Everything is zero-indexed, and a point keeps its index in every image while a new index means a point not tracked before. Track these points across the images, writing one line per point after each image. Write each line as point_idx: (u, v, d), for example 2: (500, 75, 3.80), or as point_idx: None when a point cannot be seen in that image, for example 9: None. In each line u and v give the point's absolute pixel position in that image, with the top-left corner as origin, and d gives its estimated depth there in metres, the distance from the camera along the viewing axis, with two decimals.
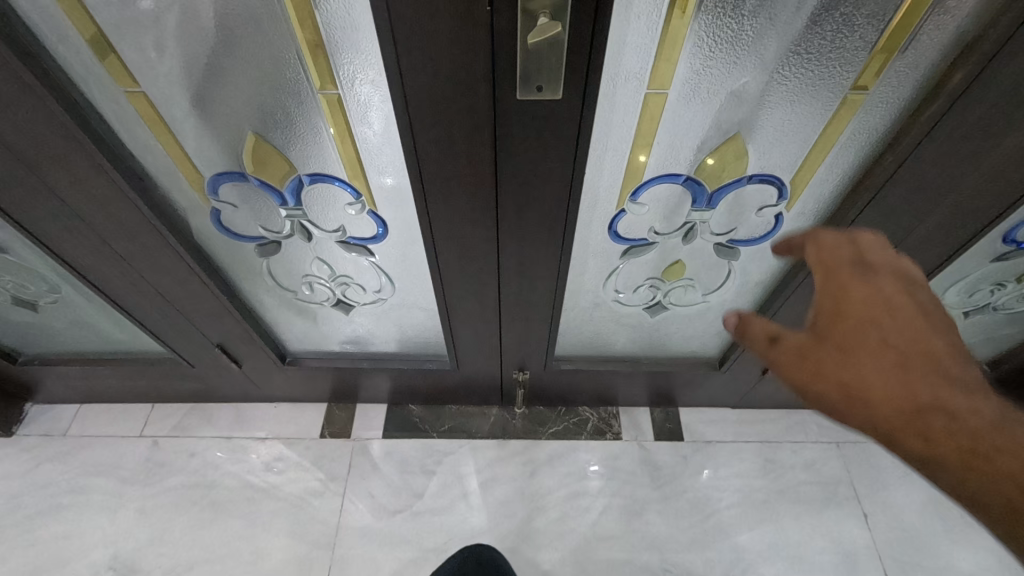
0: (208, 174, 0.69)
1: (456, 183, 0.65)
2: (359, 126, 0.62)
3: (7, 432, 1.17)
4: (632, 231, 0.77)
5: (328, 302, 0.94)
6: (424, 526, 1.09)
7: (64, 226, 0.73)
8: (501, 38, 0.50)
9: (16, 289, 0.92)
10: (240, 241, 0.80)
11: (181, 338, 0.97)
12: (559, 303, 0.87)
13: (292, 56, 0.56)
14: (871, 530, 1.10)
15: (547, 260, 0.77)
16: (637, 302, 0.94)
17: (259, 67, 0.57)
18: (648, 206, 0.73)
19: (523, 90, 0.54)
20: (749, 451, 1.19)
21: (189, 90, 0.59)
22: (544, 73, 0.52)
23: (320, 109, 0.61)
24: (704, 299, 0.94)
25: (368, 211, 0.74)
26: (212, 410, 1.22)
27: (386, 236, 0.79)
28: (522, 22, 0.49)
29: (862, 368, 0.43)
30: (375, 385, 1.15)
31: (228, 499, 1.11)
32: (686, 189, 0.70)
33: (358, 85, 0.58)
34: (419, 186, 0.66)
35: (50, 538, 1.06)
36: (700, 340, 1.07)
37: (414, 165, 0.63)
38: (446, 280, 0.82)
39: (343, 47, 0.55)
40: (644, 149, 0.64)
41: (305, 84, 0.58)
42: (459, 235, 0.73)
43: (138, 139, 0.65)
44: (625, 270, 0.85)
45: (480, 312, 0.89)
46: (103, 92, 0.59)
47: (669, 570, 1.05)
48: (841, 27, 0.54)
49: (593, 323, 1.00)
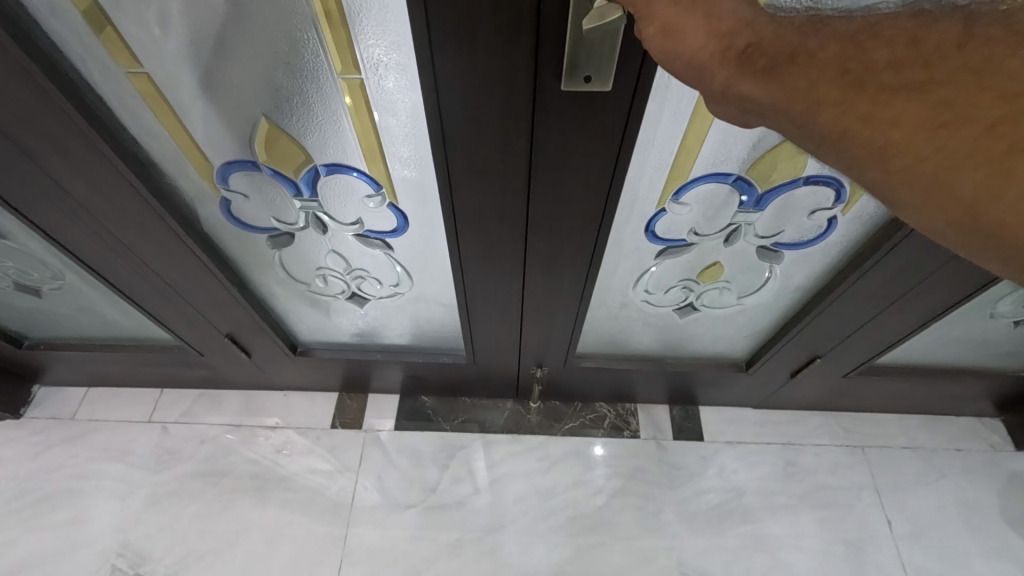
0: (218, 162, 0.64)
1: (487, 176, 0.60)
2: (383, 114, 0.57)
3: (14, 415, 1.15)
4: (670, 231, 0.72)
5: (342, 295, 0.91)
6: (436, 519, 1.07)
7: (63, 213, 0.68)
8: (549, 24, 0.45)
9: (18, 274, 0.88)
10: (252, 232, 0.76)
11: (190, 326, 0.94)
12: (585, 302, 0.83)
13: (310, 35, 0.50)
14: (895, 537, 1.07)
15: (578, 258, 0.73)
16: (668, 303, 0.90)
17: (273, 47, 0.52)
18: (691, 206, 0.68)
19: (569, 81, 0.48)
20: (770, 453, 1.16)
21: (197, 71, 0.54)
22: (596, 63, 0.47)
23: (341, 95, 0.56)
24: (737, 301, 0.89)
25: (389, 204, 0.69)
26: (221, 396, 1.20)
27: (406, 230, 0.74)
28: (576, 5, 0.43)
29: None
30: (388, 377, 1.12)
31: (238, 487, 1.10)
32: (733, 189, 0.65)
33: (383, 69, 0.53)
34: (446, 179, 0.61)
35: (60, 522, 1.05)
36: (728, 342, 1.03)
37: (442, 158, 0.58)
38: (467, 277, 0.78)
39: (368, 26, 0.49)
40: (695, 145, 0.59)
41: (325, 68, 0.53)
42: (486, 231, 0.69)
43: (143, 123, 0.60)
44: (657, 271, 0.81)
45: (502, 309, 0.85)
46: (104, 74, 0.54)
47: (686, 572, 1.03)
48: None
49: (619, 322, 0.96)
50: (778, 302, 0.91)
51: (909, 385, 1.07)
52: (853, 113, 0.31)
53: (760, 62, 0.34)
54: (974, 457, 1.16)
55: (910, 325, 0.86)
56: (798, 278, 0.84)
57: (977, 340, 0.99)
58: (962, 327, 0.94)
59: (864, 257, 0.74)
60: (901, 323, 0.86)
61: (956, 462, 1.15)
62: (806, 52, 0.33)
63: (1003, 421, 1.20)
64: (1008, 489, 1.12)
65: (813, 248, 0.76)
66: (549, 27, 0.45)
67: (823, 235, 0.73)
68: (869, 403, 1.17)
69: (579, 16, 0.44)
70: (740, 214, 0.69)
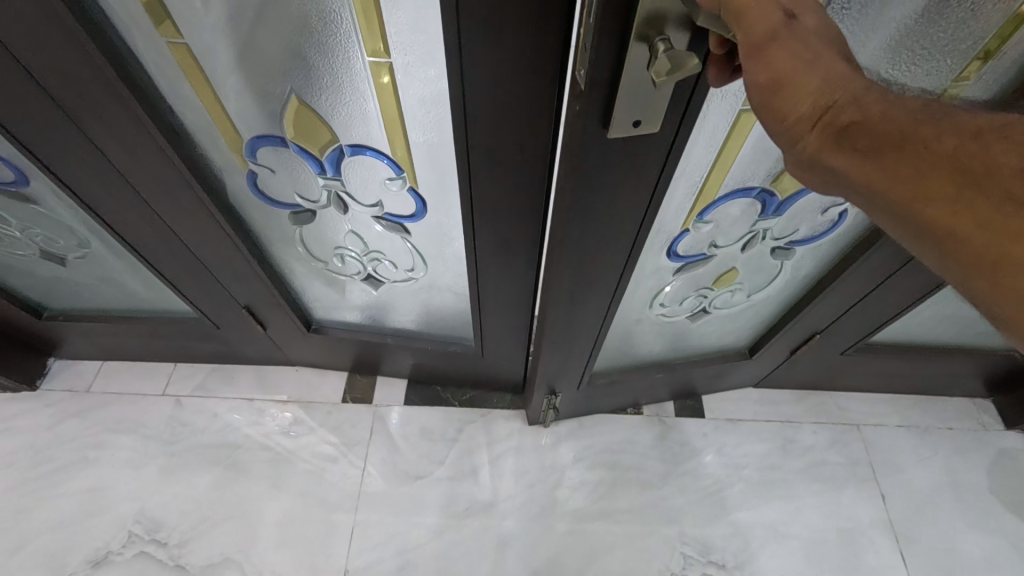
0: (247, 136, 0.66)
1: (504, 165, 0.61)
2: (407, 97, 0.59)
3: (30, 386, 1.17)
4: (690, 250, 0.80)
5: (358, 276, 0.92)
6: (445, 490, 1.10)
7: (98, 176, 0.71)
8: (598, 59, 0.43)
9: (44, 243, 0.90)
10: (276, 208, 0.78)
11: (209, 297, 0.96)
12: (610, 314, 0.83)
13: (343, 13, 0.52)
14: (889, 511, 1.11)
15: (610, 272, 0.72)
16: (682, 312, 0.96)
17: (308, 25, 0.53)
18: (715, 224, 0.76)
19: (616, 127, 0.48)
20: (769, 430, 1.19)
21: (235, 43, 0.56)
22: (644, 107, 0.47)
23: (369, 77, 0.57)
24: (748, 298, 0.95)
25: (409, 189, 0.71)
26: (234, 370, 1.23)
27: (424, 216, 0.75)
28: (633, 50, 0.42)
29: (811, 60, 0.34)
30: (398, 362, 1.15)
31: (251, 460, 1.12)
32: (756, 200, 0.73)
33: (409, 51, 0.54)
34: (465, 167, 0.62)
35: (77, 490, 1.08)
36: (734, 333, 1.07)
37: (462, 146, 0.59)
38: (483, 269, 0.79)
39: (399, 10, 0.51)
40: (730, 156, 0.65)
41: (355, 47, 0.55)
42: (500, 220, 0.70)
43: (180, 95, 0.62)
44: (673, 287, 0.89)
45: (514, 301, 0.87)
46: (146, 41, 0.56)
47: (687, 543, 1.06)
48: (965, 17, 0.54)
49: (635, 333, 1.00)
50: (784, 289, 0.94)
51: (904, 363, 1.11)
52: (972, 220, 0.32)
53: (867, 143, 0.34)
54: (966, 436, 1.19)
55: (907, 300, 0.89)
56: (803, 264, 0.88)
57: (973, 318, 1.02)
58: (954, 305, 0.98)
59: (866, 244, 0.79)
60: (898, 299, 0.89)
61: (947, 440, 1.19)
62: (921, 144, 0.33)
63: (994, 402, 1.23)
64: (996, 465, 1.16)
65: (820, 236, 0.81)
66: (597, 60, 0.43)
67: (834, 228, 0.80)
68: (864, 383, 1.20)
69: (637, 62, 0.43)
70: (761, 222, 0.78)
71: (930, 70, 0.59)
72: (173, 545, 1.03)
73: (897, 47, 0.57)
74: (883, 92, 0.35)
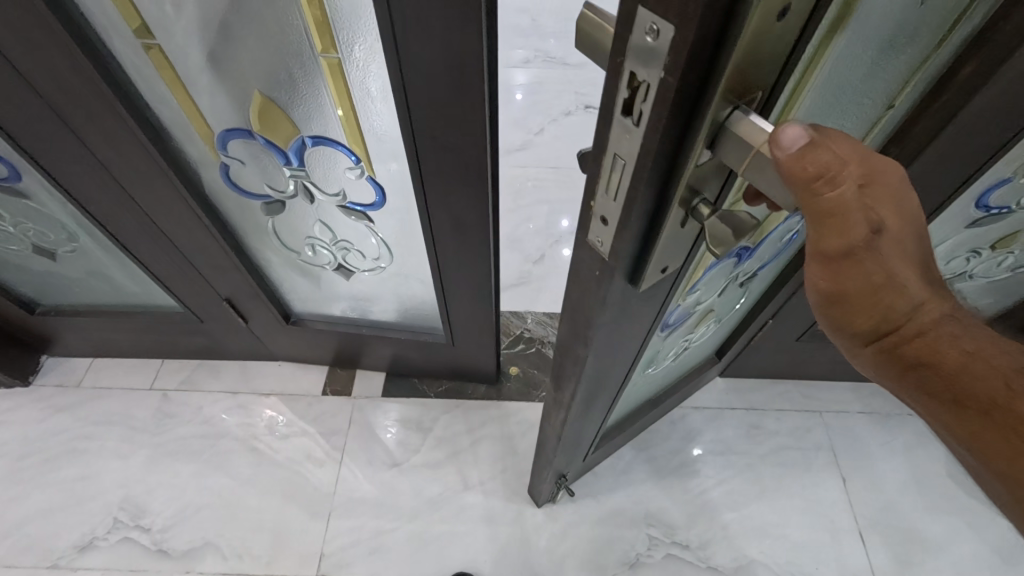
0: (218, 129, 0.72)
1: (449, 153, 0.67)
2: (358, 92, 0.65)
3: (23, 381, 1.22)
4: (676, 317, 0.76)
5: (330, 266, 0.97)
6: (420, 476, 1.14)
7: (85, 173, 0.77)
8: (630, 231, 0.39)
9: (36, 238, 0.97)
10: (248, 198, 0.83)
11: (191, 289, 1.02)
12: (619, 396, 0.80)
13: (297, 19, 0.58)
14: (849, 494, 1.15)
15: (623, 363, 0.67)
16: (665, 363, 0.97)
17: (267, 29, 0.60)
18: (699, 291, 0.72)
19: (646, 279, 0.44)
20: (735, 418, 1.23)
21: (205, 46, 0.62)
22: (672, 256, 0.43)
23: (323, 73, 0.63)
24: (719, 323, 0.98)
25: (367, 177, 0.76)
26: (218, 365, 1.27)
27: (383, 205, 0.81)
28: (671, 215, 0.37)
29: (879, 290, 0.34)
30: (377, 355, 1.19)
31: (233, 450, 1.17)
32: (736, 257, 0.71)
33: (356, 49, 0.60)
34: (414, 153, 0.68)
35: (66, 479, 1.12)
36: (705, 348, 1.10)
37: (408, 135, 0.65)
38: (442, 255, 0.84)
39: (344, 13, 0.57)
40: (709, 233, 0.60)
41: (308, 47, 0.61)
42: (454, 206, 0.75)
43: (156, 93, 0.68)
44: (663, 349, 0.88)
45: (475, 290, 0.92)
46: (123, 44, 0.62)
47: (653, 525, 1.10)
48: (899, 62, 0.54)
49: (631, 395, 0.98)
50: (747, 301, 0.97)
51: None
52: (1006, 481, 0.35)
53: (927, 380, 0.36)
54: None
55: None
56: (764, 279, 0.91)
57: None
58: None
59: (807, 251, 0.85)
60: None
61: (908, 427, 1.22)
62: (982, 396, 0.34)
63: None
64: None
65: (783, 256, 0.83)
66: (636, 233, 0.39)
67: (788, 244, 0.82)
68: (825, 371, 1.24)
69: (676, 221, 0.38)
70: (738, 270, 0.76)
71: (873, 111, 0.60)
72: (156, 531, 1.07)
73: (850, 107, 0.56)
74: (953, 322, 0.36)
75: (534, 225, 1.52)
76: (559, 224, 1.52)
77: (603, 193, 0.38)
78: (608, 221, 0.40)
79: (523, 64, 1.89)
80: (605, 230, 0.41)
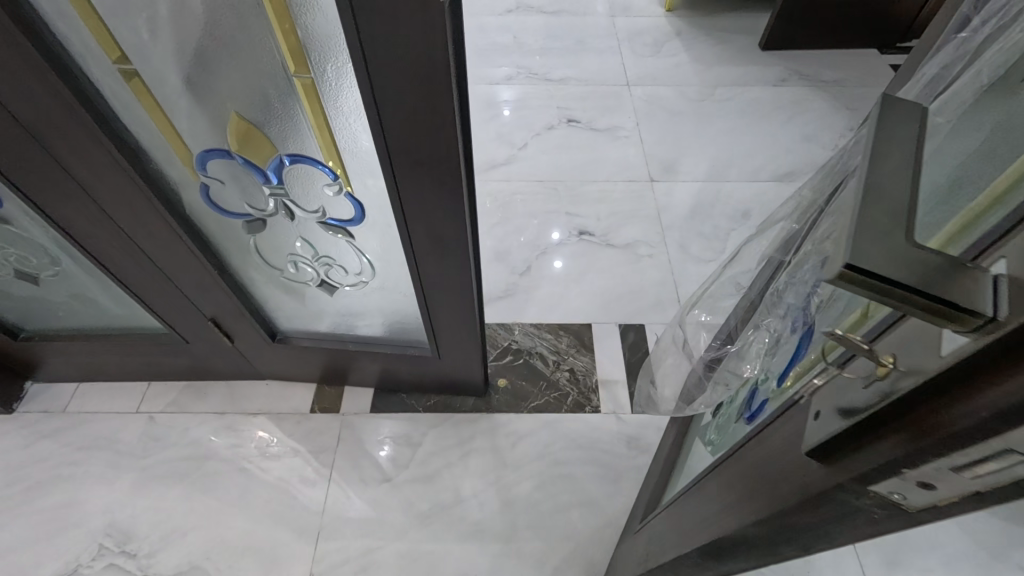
0: (197, 150, 0.73)
1: (422, 167, 0.68)
2: (332, 110, 0.66)
3: (8, 410, 1.21)
4: None
5: (313, 283, 0.98)
6: (411, 492, 1.14)
7: (66, 198, 0.78)
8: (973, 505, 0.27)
9: (19, 263, 0.97)
10: (228, 217, 0.84)
11: (176, 310, 1.02)
12: None
13: (269, 43, 0.60)
14: None
15: None
16: None
17: (241, 53, 0.62)
18: None
19: None
20: None
21: (182, 71, 0.64)
22: None
23: (297, 94, 0.65)
24: None
25: (346, 193, 0.77)
26: (205, 386, 1.26)
27: (362, 220, 0.83)
28: None
29: None
30: (365, 371, 1.19)
31: (220, 472, 1.16)
32: None
33: (327, 69, 0.62)
34: (389, 168, 0.69)
35: (51, 507, 1.11)
36: None
37: (382, 150, 0.66)
38: (422, 267, 0.85)
39: (314, 34, 0.59)
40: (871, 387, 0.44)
41: (282, 69, 0.63)
42: (430, 218, 0.76)
43: (135, 116, 0.69)
44: None
45: (458, 302, 0.92)
46: (102, 71, 0.64)
47: None
48: None
49: None
50: None
51: None
52: None
53: None
54: None
55: None
56: None
57: None
58: None
59: None
60: None
61: None
62: None
63: None
64: None
65: None
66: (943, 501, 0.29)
67: None
68: None
69: None
70: None
71: None
72: (142, 556, 1.06)
73: None
74: None
75: (522, 238, 1.53)
76: (547, 236, 1.53)
77: (953, 465, 0.25)
78: (940, 492, 0.27)
79: (507, 81, 1.92)
80: (928, 491, 0.27)
